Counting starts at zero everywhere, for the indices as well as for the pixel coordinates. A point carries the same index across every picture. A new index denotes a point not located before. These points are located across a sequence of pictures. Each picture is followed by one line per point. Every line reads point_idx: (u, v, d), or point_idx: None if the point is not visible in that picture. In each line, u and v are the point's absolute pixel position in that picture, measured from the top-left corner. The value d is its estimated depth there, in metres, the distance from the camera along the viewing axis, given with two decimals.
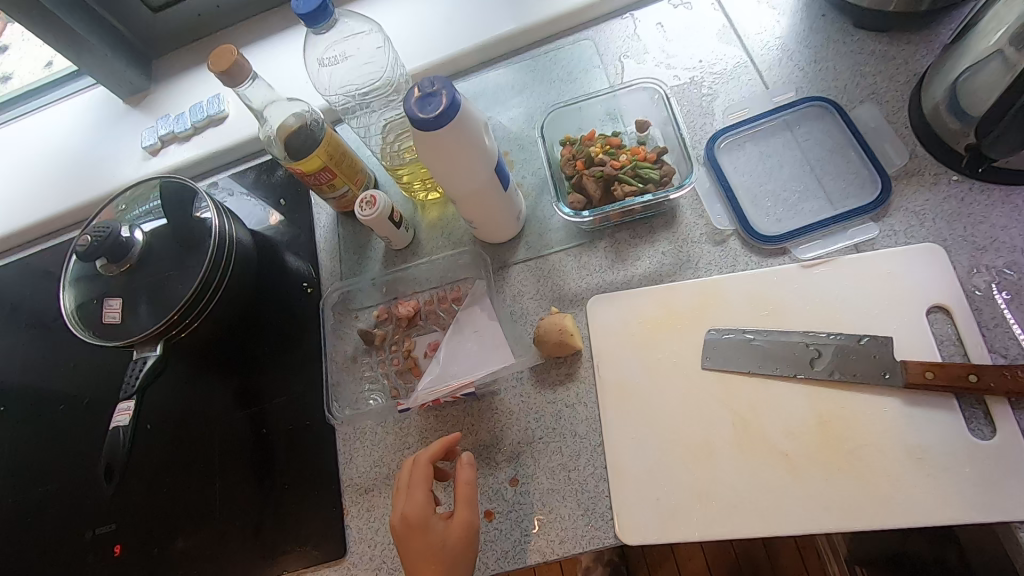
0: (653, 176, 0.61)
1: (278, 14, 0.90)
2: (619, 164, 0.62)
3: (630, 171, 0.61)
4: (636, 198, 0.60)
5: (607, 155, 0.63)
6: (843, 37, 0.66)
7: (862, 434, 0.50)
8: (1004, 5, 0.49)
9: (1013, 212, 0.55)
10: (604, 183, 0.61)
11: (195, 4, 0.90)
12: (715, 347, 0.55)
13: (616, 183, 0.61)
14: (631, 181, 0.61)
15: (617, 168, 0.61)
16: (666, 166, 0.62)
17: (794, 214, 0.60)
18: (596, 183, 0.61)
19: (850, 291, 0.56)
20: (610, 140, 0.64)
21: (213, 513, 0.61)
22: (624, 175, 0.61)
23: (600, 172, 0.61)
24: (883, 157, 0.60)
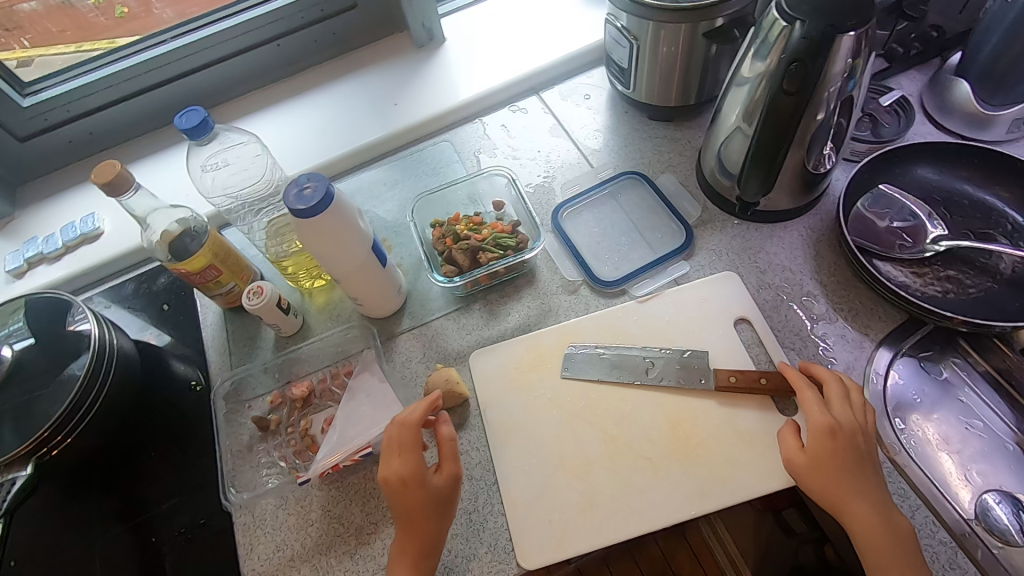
0: (511, 244, 0.72)
1: (157, 134, 0.95)
2: (481, 237, 0.72)
3: (492, 241, 0.72)
4: (498, 262, 0.71)
5: (471, 231, 0.74)
6: (642, 127, 0.86)
7: (704, 431, 0.61)
8: (732, 97, 0.68)
9: (778, 242, 0.72)
10: (470, 253, 0.72)
11: (68, 131, 0.90)
12: (580, 377, 0.65)
13: (481, 252, 0.72)
14: (492, 249, 0.72)
15: (480, 240, 0.72)
16: (521, 235, 0.73)
17: (626, 261, 0.73)
18: (464, 254, 0.71)
19: (677, 317, 0.68)
20: (472, 219, 0.75)
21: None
22: (486, 246, 0.72)
23: (466, 244, 0.72)
24: (682, 211, 0.76)
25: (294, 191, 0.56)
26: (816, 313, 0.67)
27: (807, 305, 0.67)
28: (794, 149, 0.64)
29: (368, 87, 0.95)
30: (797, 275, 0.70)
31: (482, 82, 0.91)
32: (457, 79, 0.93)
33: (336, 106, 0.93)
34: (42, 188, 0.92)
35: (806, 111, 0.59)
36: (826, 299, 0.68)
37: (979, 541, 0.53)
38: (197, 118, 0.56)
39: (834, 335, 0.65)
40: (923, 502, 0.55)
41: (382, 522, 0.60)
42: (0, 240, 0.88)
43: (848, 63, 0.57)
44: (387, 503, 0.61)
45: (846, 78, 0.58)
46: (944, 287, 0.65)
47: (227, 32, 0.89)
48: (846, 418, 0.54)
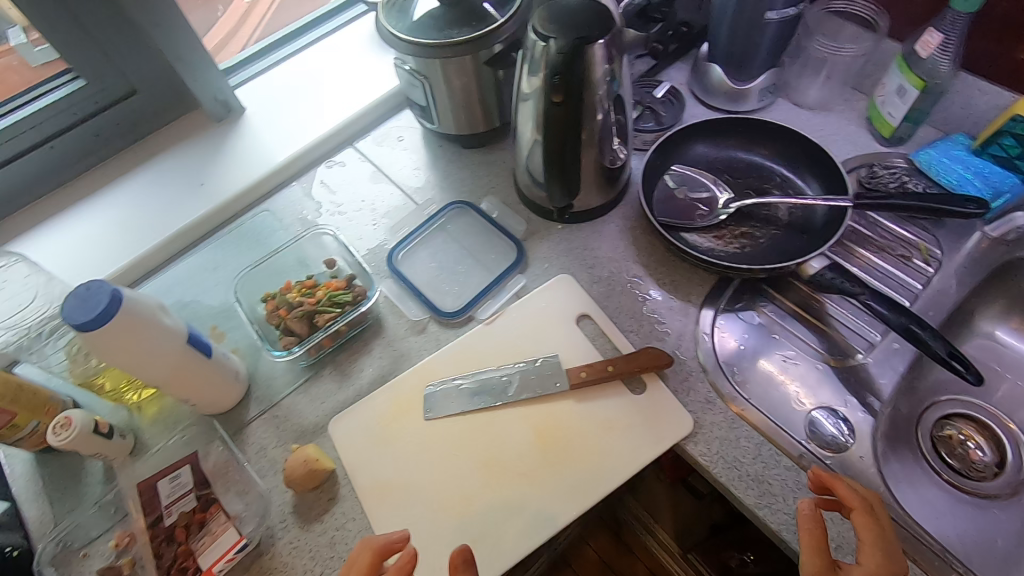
0: (348, 299, 0.70)
1: None
2: (315, 300, 0.70)
3: (328, 301, 0.70)
4: (337, 320, 0.69)
5: (305, 295, 0.71)
6: (458, 156, 0.88)
7: (569, 431, 0.62)
8: (523, 112, 0.72)
9: (599, 237, 0.77)
10: (307, 319, 0.69)
11: None
12: (444, 415, 0.64)
13: (317, 315, 0.69)
14: (330, 309, 0.69)
15: (315, 303, 0.69)
16: (357, 288, 0.71)
17: (466, 288, 0.74)
18: (300, 321, 0.68)
19: (525, 329, 0.70)
20: (304, 284, 0.72)
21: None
22: (322, 307, 0.69)
23: (300, 311, 0.69)
24: (508, 228, 0.79)
25: (75, 304, 0.51)
26: (644, 293, 0.72)
27: (635, 288, 0.72)
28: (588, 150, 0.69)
29: (170, 173, 0.89)
30: (621, 263, 0.75)
31: (290, 143, 0.89)
32: (265, 145, 0.90)
33: (134, 199, 0.86)
34: None
35: (578, 120, 0.64)
36: (650, 278, 0.73)
37: (813, 457, 0.59)
38: None
39: (663, 309, 0.70)
40: (765, 438, 0.61)
41: None
42: None
43: (606, 68, 0.63)
44: None
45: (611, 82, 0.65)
46: (741, 242, 0.74)
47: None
48: (869, 493, 0.50)
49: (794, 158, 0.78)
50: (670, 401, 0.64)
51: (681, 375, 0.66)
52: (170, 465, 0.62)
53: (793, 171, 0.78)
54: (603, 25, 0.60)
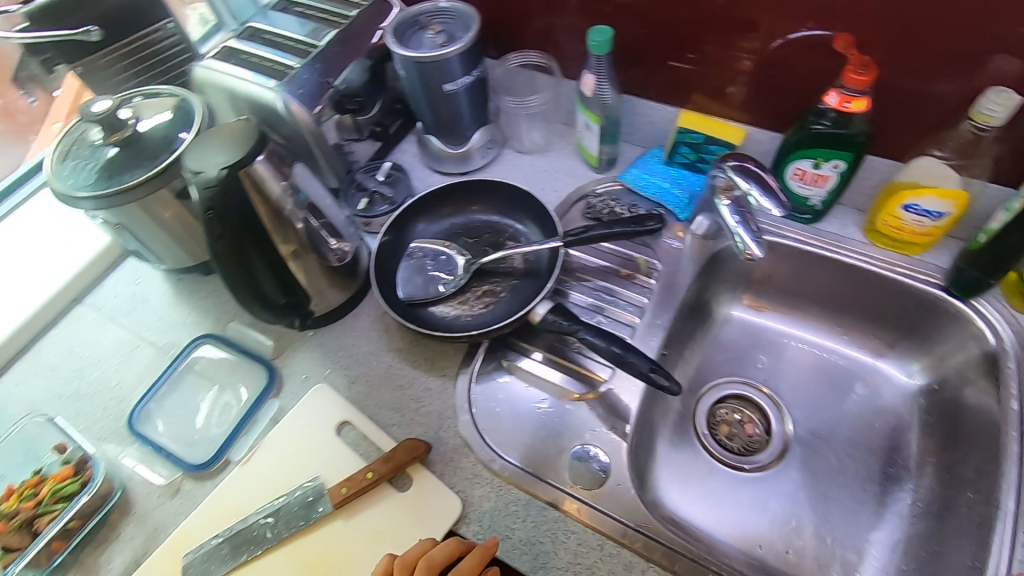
0: (70, 488, 0.63)
1: None
2: (33, 501, 0.63)
3: (48, 499, 0.63)
4: (64, 516, 0.62)
5: (24, 498, 0.64)
6: (201, 286, 0.84)
7: (337, 557, 0.59)
8: None
9: (352, 332, 0.76)
10: (26, 526, 0.62)
11: None
12: (192, 566, 0.60)
13: (38, 518, 0.63)
14: (53, 508, 0.62)
15: (32, 506, 0.63)
16: (85, 471, 0.65)
17: (219, 428, 0.70)
18: (15, 533, 0.61)
19: (282, 457, 0.66)
20: (27, 483, 0.65)
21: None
22: (43, 507, 0.63)
23: (17, 521, 0.62)
24: (260, 350, 0.76)
25: None
26: (401, 378, 0.72)
27: (393, 377, 0.72)
28: (298, 252, 0.68)
29: None
30: (376, 353, 0.74)
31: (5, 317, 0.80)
32: None
33: None
34: None
35: (251, 240, 0.62)
36: (406, 361, 0.73)
37: (576, 499, 0.61)
38: None
39: (422, 390, 0.70)
40: (530, 495, 0.62)
41: None
42: None
43: (283, 182, 0.63)
44: None
45: (297, 191, 0.66)
46: (483, 302, 0.76)
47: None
48: None
49: (515, 210, 0.82)
50: (436, 489, 0.63)
51: (445, 456, 0.65)
52: None
53: (519, 220, 0.82)
54: (259, 139, 0.61)
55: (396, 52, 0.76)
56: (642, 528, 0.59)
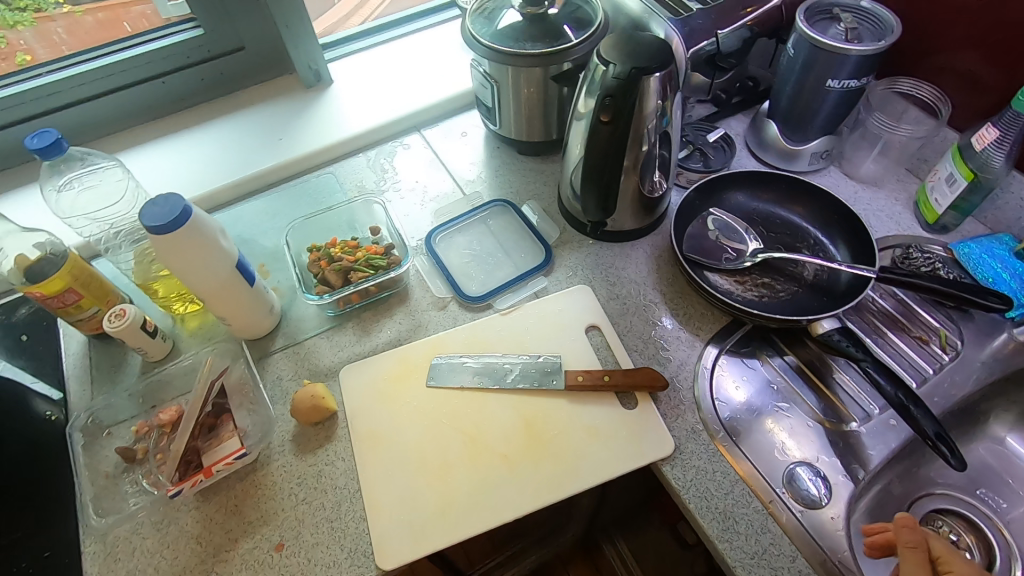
0: (382, 263, 0.76)
1: None
2: (354, 258, 0.76)
3: (364, 262, 0.76)
4: (368, 280, 0.75)
5: (346, 252, 0.77)
6: (512, 161, 0.94)
7: (554, 427, 0.65)
8: (573, 133, 0.77)
9: (626, 258, 0.81)
10: (342, 273, 0.76)
11: None
12: (439, 369, 0.70)
13: (352, 271, 0.76)
14: (364, 269, 0.76)
15: (352, 261, 0.76)
16: (393, 256, 0.78)
17: (492, 278, 0.79)
18: (336, 274, 0.75)
19: (534, 326, 0.74)
20: (348, 243, 0.79)
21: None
22: (358, 265, 0.76)
23: (338, 265, 0.75)
24: (544, 233, 0.83)
25: (152, 208, 0.59)
26: (656, 318, 0.74)
27: (648, 312, 0.75)
28: (629, 173, 0.73)
29: (259, 123, 0.99)
30: (640, 286, 0.78)
31: (368, 118, 0.98)
32: (343, 114, 0.99)
33: (220, 140, 0.97)
34: None
35: (616, 143, 0.67)
36: (665, 306, 0.75)
37: (784, 505, 0.60)
38: (49, 140, 0.57)
39: (671, 336, 0.72)
40: (740, 476, 0.62)
41: (242, 536, 0.61)
42: None
43: (659, 103, 0.68)
44: (250, 519, 0.62)
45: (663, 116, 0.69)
46: (759, 290, 0.75)
47: (94, 73, 0.90)
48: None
49: (828, 224, 0.79)
50: (656, 423, 0.65)
51: (673, 401, 0.67)
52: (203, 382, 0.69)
53: (827, 237, 0.79)
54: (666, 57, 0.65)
55: (800, 27, 0.77)
56: (840, 566, 0.57)
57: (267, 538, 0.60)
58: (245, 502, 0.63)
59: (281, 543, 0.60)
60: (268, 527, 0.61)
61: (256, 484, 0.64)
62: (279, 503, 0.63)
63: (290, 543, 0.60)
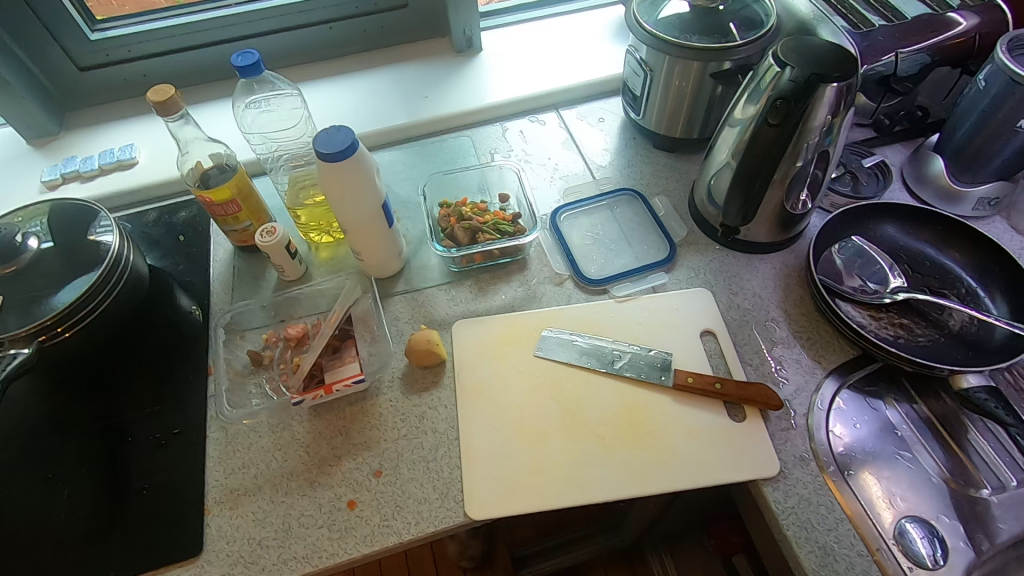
0: (509, 230, 0.78)
1: (217, 88, 1.05)
2: (483, 220, 0.79)
3: (492, 226, 0.78)
4: (494, 243, 0.76)
5: (475, 214, 0.80)
6: (645, 153, 0.93)
7: (655, 421, 0.65)
8: (725, 134, 0.75)
9: (753, 270, 0.78)
10: (470, 232, 0.78)
11: (143, 66, 1.00)
12: (548, 341, 0.71)
13: (480, 233, 0.78)
14: (491, 233, 0.78)
15: (482, 223, 0.78)
16: (519, 225, 0.79)
17: (612, 264, 0.79)
18: (464, 232, 0.78)
19: (648, 319, 0.73)
20: (478, 205, 0.81)
21: (34, 541, 0.60)
22: (486, 228, 0.78)
23: (468, 224, 0.78)
24: (671, 230, 0.82)
25: (324, 137, 0.63)
26: (776, 337, 0.71)
27: (769, 329, 0.72)
28: (775, 187, 0.70)
29: (406, 78, 1.04)
30: (764, 302, 0.75)
31: (510, 89, 1.00)
32: (486, 81, 1.02)
33: (370, 89, 1.02)
34: (92, 117, 1.01)
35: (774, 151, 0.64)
36: (788, 326, 0.72)
37: (891, 556, 0.57)
38: (250, 60, 0.62)
39: (789, 358, 0.69)
40: (847, 517, 0.59)
41: (347, 456, 0.65)
42: (39, 154, 0.96)
43: (827, 118, 0.64)
44: (355, 441, 0.66)
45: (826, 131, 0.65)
46: (894, 331, 0.70)
47: (274, 9, 0.98)
48: None
49: (986, 275, 0.73)
50: (762, 441, 0.63)
51: (783, 423, 0.65)
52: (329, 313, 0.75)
53: (983, 287, 0.73)
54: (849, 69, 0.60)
55: (998, 58, 0.71)
56: None
57: (368, 462, 0.64)
58: (352, 425, 0.67)
59: (379, 470, 0.64)
60: (370, 453, 0.65)
61: (364, 411, 0.68)
62: (382, 434, 0.66)
63: (388, 472, 0.64)
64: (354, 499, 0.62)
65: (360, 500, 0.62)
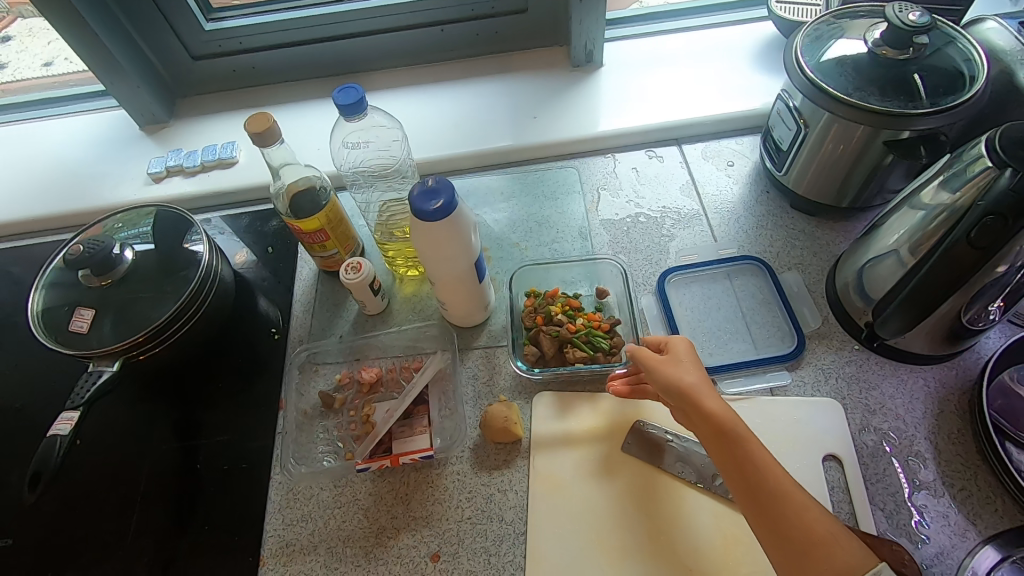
0: (603, 347, 0.67)
1: (321, 85, 1.01)
2: (574, 328, 0.68)
3: (584, 337, 0.67)
4: (584, 365, 0.66)
5: (566, 315, 0.69)
6: (778, 213, 0.80)
7: (756, 563, 0.55)
8: (898, 218, 0.61)
9: (898, 384, 0.65)
10: (557, 342, 0.67)
11: (253, 58, 0.98)
12: (639, 437, 0.63)
13: (569, 345, 0.67)
14: (582, 347, 0.67)
15: (572, 332, 0.67)
16: (616, 338, 0.67)
17: (723, 350, 0.69)
18: (550, 340, 0.67)
19: (761, 427, 0.63)
20: (569, 302, 0.70)
21: (105, 559, 0.62)
22: (577, 340, 0.67)
23: (555, 332, 0.67)
24: (799, 317, 0.70)
25: (421, 190, 0.56)
26: (920, 479, 0.59)
27: (912, 467, 0.60)
28: (957, 295, 0.55)
29: (514, 92, 0.95)
30: (909, 430, 0.62)
31: (628, 117, 0.89)
32: (601, 104, 0.92)
33: (475, 102, 0.95)
34: (201, 106, 1.01)
35: (967, 270, 0.51)
36: (937, 468, 0.59)
37: None
38: (353, 97, 0.56)
39: (934, 510, 0.57)
40: None
41: (405, 530, 0.61)
42: (151, 141, 0.97)
43: None
44: (415, 513, 0.61)
45: None
46: None
47: (387, 9, 0.93)
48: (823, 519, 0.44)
49: None
50: None
51: None
52: (407, 361, 0.71)
53: None
54: None
55: None
56: None
57: (426, 543, 0.60)
58: (415, 495, 0.62)
59: (437, 554, 0.59)
60: (430, 532, 0.60)
61: (429, 482, 0.63)
62: (445, 512, 0.61)
63: (446, 557, 0.59)
64: None
65: None
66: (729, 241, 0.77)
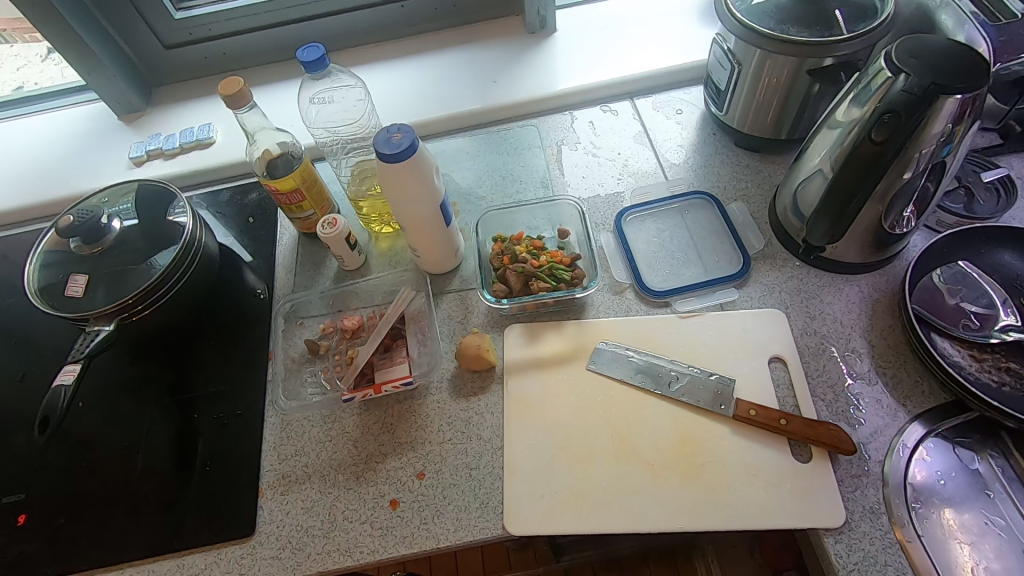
0: (565, 278, 0.71)
1: (291, 67, 1.06)
2: (538, 264, 0.73)
3: (548, 271, 0.72)
4: (548, 294, 0.71)
5: (530, 254, 0.74)
6: (724, 152, 0.86)
7: (711, 454, 0.61)
8: (819, 140, 0.67)
9: (835, 292, 0.71)
10: (523, 277, 0.72)
11: (223, 44, 1.02)
12: (601, 355, 0.68)
13: (534, 279, 0.72)
14: (546, 279, 0.71)
15: (536, 267, 0.72)
16: (578, 270, 0.72)
17: (676, 275, 0.74)
18: (517, 276, 0.72)
19: (712, 338, 0.68)
20: (534, 243, 0.75)
21: (112, 503, 0.66)
22: (540, 273, 0.72)
23: (521, 267, 0.72)
24: (746, 241, 0.76)
25: (384, 137, 0.61)
26: (856, 371, 0.65)
27: (849, 361, 0.66)
28: (871, 199, 0.61)
29: (474, 60, 1.00)
30: (846, 330, 0.68)
31: (582, 75, 0.95)
32: (556, 65, 0.97)
33: (437, 71, 1.00)
34: (176, 94, 1.05)
35: (873, 170, 0.57)
36: (870, 361, 0.65)
37: None
38: (316, 54, 0.61)
39: (868, 396, 0.63)
40: None
41: (391, 454, 0.66)
42: (129, 129, 1.01)
43: (948, 126, 0.54)
44: (400, 439, 0.66)
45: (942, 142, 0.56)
46: (1000, 380, 0.61)
47: None
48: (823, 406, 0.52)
49: None
50: (830, 486, 0.58)
51: (855, 470, 0.59)
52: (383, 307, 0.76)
53: None
54: (979, 74, 0.51)
55: None
56: None
57: (412, 463, 0.65)
58: (399, 423, 0.67)
59: (422, 472, 0.64)
60: (416, 453, 0.65)
61: (412, 411, 0.68)
62: (428, 435, 0.66)
63: (431, 474, 0.64)
64: (396, 498, 0.63)
65: (402, 500, 0.63)
66: (679, 180, 0.83)
